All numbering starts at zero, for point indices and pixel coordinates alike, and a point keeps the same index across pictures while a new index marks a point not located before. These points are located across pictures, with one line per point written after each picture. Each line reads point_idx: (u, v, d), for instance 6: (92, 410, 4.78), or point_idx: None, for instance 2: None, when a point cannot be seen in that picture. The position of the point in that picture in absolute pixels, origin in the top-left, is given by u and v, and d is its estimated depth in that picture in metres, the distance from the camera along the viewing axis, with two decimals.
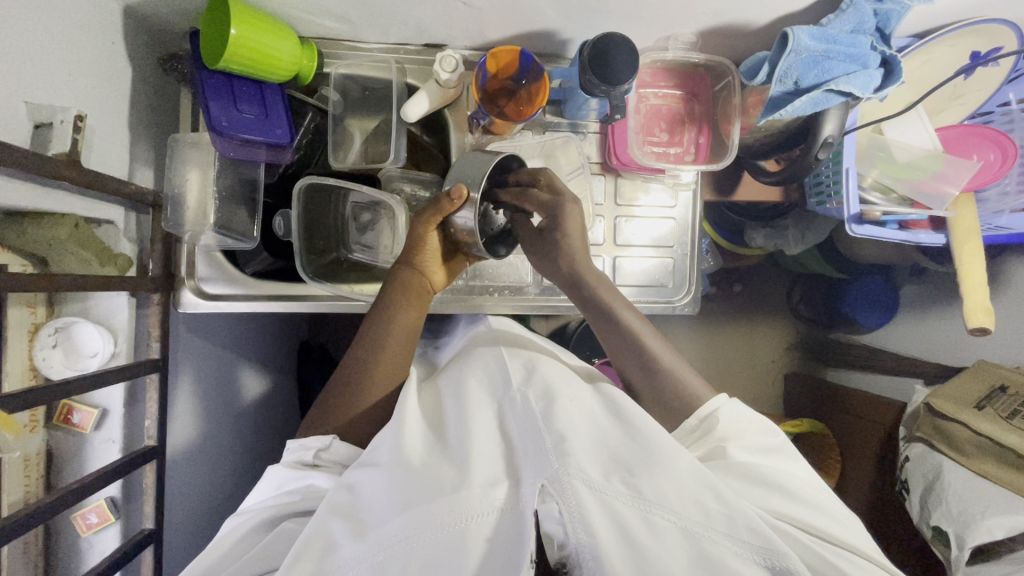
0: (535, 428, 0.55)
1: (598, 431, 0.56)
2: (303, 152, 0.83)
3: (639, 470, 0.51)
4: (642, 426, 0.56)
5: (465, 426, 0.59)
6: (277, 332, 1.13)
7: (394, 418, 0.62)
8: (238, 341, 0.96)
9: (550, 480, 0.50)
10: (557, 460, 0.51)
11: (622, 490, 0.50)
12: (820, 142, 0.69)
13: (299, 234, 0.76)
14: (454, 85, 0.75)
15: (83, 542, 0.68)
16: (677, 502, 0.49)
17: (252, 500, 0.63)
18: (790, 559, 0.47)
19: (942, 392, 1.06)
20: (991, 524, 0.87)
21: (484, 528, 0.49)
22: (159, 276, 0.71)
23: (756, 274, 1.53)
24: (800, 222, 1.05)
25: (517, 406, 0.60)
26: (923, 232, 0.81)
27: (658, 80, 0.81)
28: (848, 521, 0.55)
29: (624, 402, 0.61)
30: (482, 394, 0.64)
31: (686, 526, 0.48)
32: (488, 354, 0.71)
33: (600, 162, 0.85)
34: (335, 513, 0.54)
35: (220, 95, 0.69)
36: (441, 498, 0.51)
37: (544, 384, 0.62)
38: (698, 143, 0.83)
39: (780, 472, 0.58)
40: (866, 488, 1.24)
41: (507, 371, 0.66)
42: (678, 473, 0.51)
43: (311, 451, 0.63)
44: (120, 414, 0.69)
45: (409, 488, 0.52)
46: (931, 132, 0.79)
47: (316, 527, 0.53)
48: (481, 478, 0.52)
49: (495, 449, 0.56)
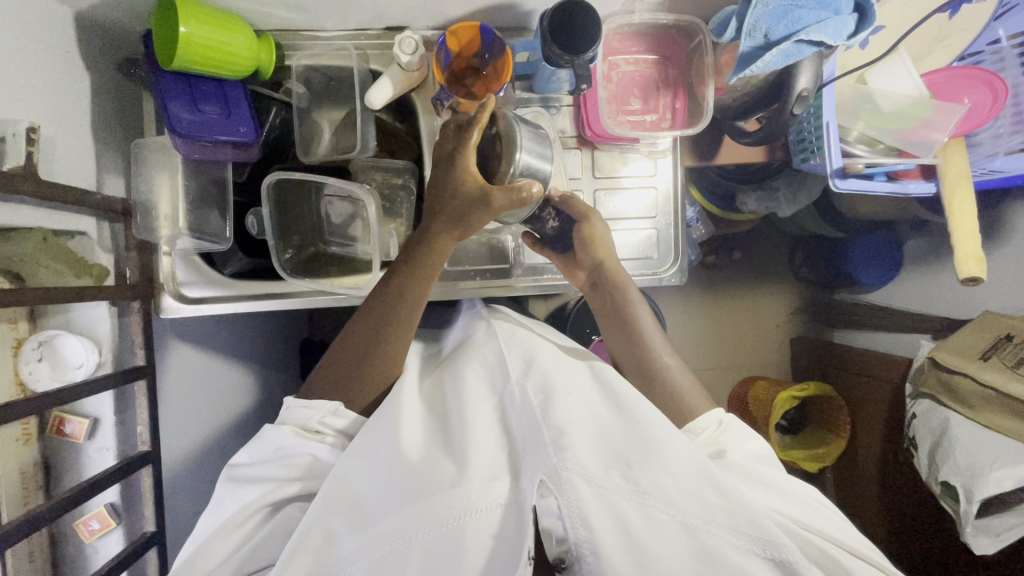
0: (534, 422, 0.56)
1: (598, 424, 0.58)
2: (273, 148, 0.82)
3: (638, 463, 0.53)
4: (640, 415, 0.58)
5: (465, 418, 0.60)
6: (279, 330, 1.16)
7: (387, 410, 0.62)
8: (234, 342, 0.98)
9: (550, 475, 0.51)
10: (556, 453, 0.52)
11: (622, 484, 0.52)
12: (795, 95, 0.65)
13: (274, 232, 0.73)
14: (417, 67, 0.73)
15: (87, 548, 0.70)
16: (677, 494, 0.52)
17: (247, 460, 0.64)
18: (789, 552, 0.49)
19: (948, 346, 1.08)
20: (1000, 476, 0.89)
21: (489, 523, 0.51)
22: (137, 284, 0.70)
23: (756, 239, 1.55)
24: (792, 181, 1.05)
25: (516, 401, 0.61)
26: (913, 183, 0.78)
27: (628, 45, 0.79)
28: (831, 515, 0.61)
29: (624, 389, 0.63)
30: (481, 385, 0.65)
31: (685, 520, 0.51)
32: (485, 346, 0.71)
33: (575, 136, 0.82)
34: (334, 509, 0.54)
35: (179, 95, 0.68)
36: (442, 493, 0.52)
37: (543, 377, 0.63)
38: (674, 109, 0.80)
39: (772, 475, 0.62)
40: (878, 443, 1.27)
41: (506, 364, 0.66)
42: (676, 466, 0.53)
43: (314, 417, 0.64)
44: (112, 422, 0.70)
45: (408, 485, 0.53)
46: (915, 78, 0.77)
47: (314, 521, 0.54)
48: (480, 472, 0.53)
49: (495, 441, 0.58)
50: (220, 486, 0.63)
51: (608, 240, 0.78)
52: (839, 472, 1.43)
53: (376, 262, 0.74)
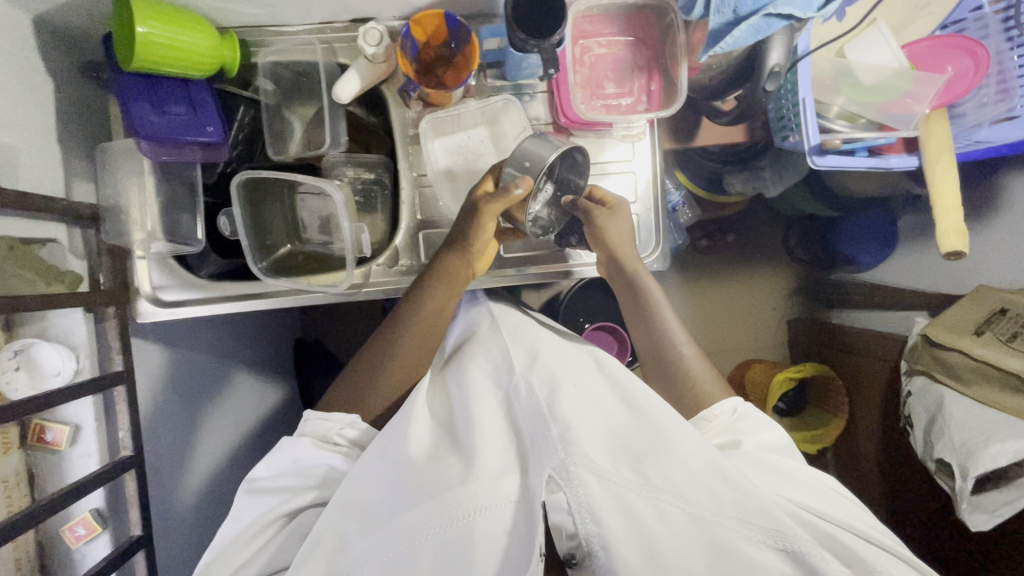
0: (540, 418, 0.58)
1: (606, 421, 0.60)
2: (245, 147, 0.81)
3: (647, 457, 0.55)
4: (647, 410, 0.60)
5: (475, 419, 0.63)
6: (270, 330, 1.16)
7: (398, 418, 0.65)
8: (222, 344, 0.98)
9: (557, 469, 0.53)
10: (562, 448, 0.54)
11: (630, 478, 0.53)
12: (767, 72, 0.64)
13: (246, 231, 0.72)
14: (384, 58, 0.72)
15: (75, 554, 0.70)
16: (686, 486, 0.52)
17: (261, 470, 0.65)
18: (803, 542, 0.49)
19: (941, 321, 1.05)
20: (995, 452, 0.88)
21: (502, 522, 0.53)
22: (112, 290, 0.70)
23: (749, 221, 1.53)
24: (778, 162, 1.04)
25: (522, 397, 0.63)
26: (895, 157, 0.76)
27: (599, 28, 0.78)
28: (851, 506, 0.60)
29: (631, 386, 0.65)
30: (491, 387, 0.68)
31: (695, 513, 0.51)
32: (493, 343, 0.74)
33: (551, 124, 0.80)
34: (347, 511, 0.57)
35: (143, 96, 0.68)
36: (451, 491, 0.54)
37: (547, 374, 0.65)
38: (650, 91, 0.78)
39: (786, 468, 0.62)
40: (877, 421, 1.27)
41: (511, 362, 0.69)
42: (684, 458, 0.54)
43: (332, 429, 0.66)
44: (94, 429, 0.70)
45: (419, 485, 0.56)
46: (894, 49, 0.75)
47: (328, 523, 0.57)
48: (489, 470, 0.55)
49: (504, 439, 0.60)
50: (237, 495, 0.65)
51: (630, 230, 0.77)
52: (839, 452, 1.43)
53: (349, 259, 0.71)
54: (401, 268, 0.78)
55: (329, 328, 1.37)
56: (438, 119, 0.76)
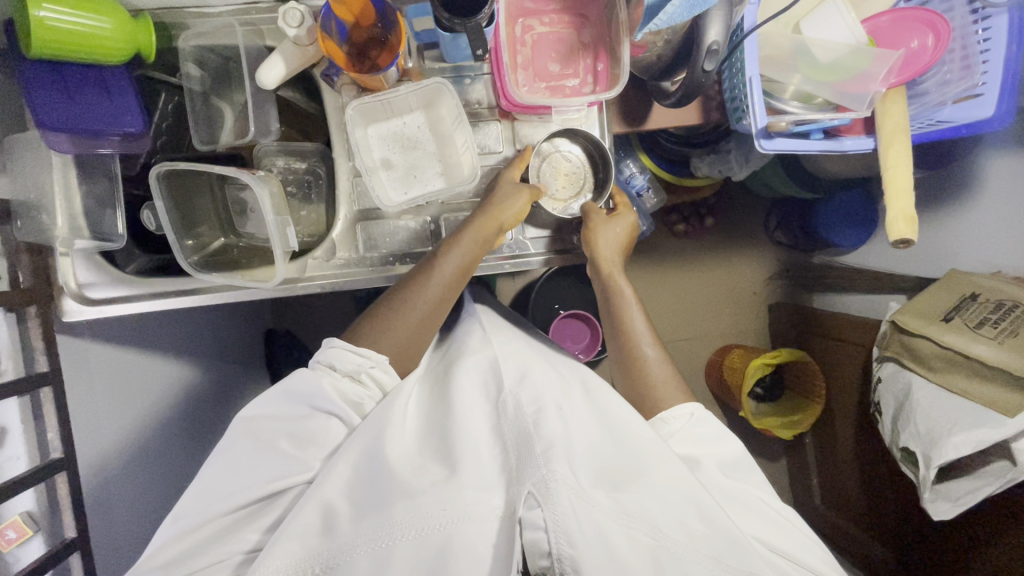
0: (525, 434, 0.58)
1: (590, 439, 0.60)
2: (173, 134, 0.78)
3: (627, 485, 0.55)
4: (630, 432, 0.61)
5: (459, 427, 0.62)
6: (235, 322, 1.15)
7: (378, 414, 0.62)
8: (179, 339, 0.96)
9: (538, 487, 0.52)
10: (546, 465, 0.53)
11: (611, 504, 0.53)
12: (704, 50, 0.60)
13: (172, 226, 0.69)
14: (310, 41, 0.68)
15: (7, 558, 0.67)
16: (663, 517, 0.54)
17: (266, 406, 0.62)
18: None
19: (910, 307, 1.02)
20: (958, 441, 0.86)
21: (487, 534, 0.53)
22: (31, 289, 0.67)
23: (727, 204, 1.50)
24: (744, 144, 1.00)
25: (509, 412, 0.62)
26: (850, 139, 0.73)
27: (541, 5, 0.74)
28: (810, 542, 0.63)
29: (616, 407, 0.65)
30: (477, 397, 0.67)
31: (670, 547, 0.53)
32: (482, 359, 0.73)
33: (496, 107, 0.76)
34: (324, 507, 0.55)
35: (50, 84, 0.64)
36: (431, 498, 0.53)
37: (533, 391, 0.65)
38: (596, 71, 0.75)
39: (753, 497, 0.63)
40: (852, 405, 1.25)
41: (499, 375, 0.69)
42: (661, 489, 0.56)
43: (360, 369, 0.66)
44: (20, 431, 0.68)
45: (397, 490, 0.55)
46: (851, 25, 0.71)
47: (303, 512, 0.55)
48: (471, 481, 0.55)
49: (487, 452, 0.59)
50: (232, 437, 0.60)
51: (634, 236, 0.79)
52: (818, 437, 1.42)
53: (278, 254, 0.68)
54: (340, 261, 0.75)
55: (295, 320, 1.35)
56: (365, 104, 0.71)
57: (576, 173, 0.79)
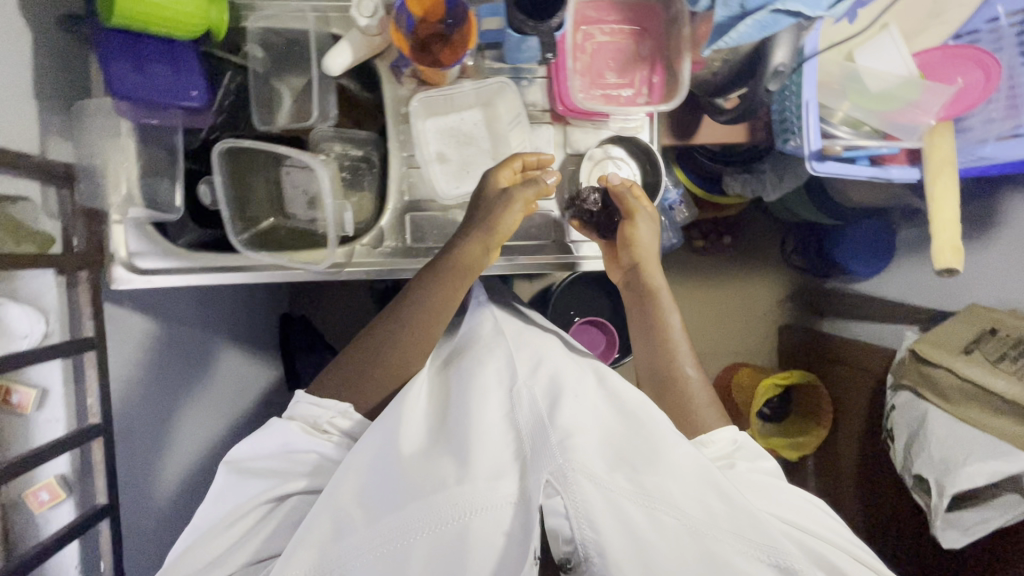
0: (539, 424, 0.59)
1: (604, 428, 0.61)
2: (230, 114, 0.78)
3: (645, 467, 0.56)
4: (644, 418, 0.61)
5: (471, 416, 0.62)
6: (257, 304, 1.16)
7: (389, 410, 0.64)
8: (208, 316, 0.96)
9: (554, 475, 0.54)
10: (560, 454, 0.55)
11: (627, 486, 0.54)
12: (771, 71, 0.63)
13: (226, 201, 0.70)
14: (378, 31, 0.69)
15: (38, 519, 0.69)
16: (681, 498, 0.54)
17: (249, 450, 0.65)
18: (791, 557, 0.52)
19: (931, 336, 1.03)
20: (972, 471, 0.88)
21: (501, 522, 0.54)
22: (83, 253, 0.68)
23: (746, 225, 1.52)
24: (778, 164, 1.02)
25: (522, 402, 0.63)
26: (896, 168, 0.75)
27: (604, 14, 0.76)
28: (830, 519, 0.62)
29: (630, 395, 0.65)
30: (491, 383, 0.67)
31: (691, 526, 0.53)
32: (496, 349, 0.73)
33: (549, 110, 0.77)
34: (337, 503, 0.56)
35: (125, 54, 0.66)
36: (445, 492, 0.54)
37: (547, 382, 0.65)
38: (651, 83, 0.77)
39: (776, 483, 0.63)
40: (858, 430, 1.27)
41: (512, 364, 0.69)
42: (680, 471, 0.56)
43: (323, 416, 0.66)
44: (61, 393, 0.69)
45: (412, 483, 0.56)
46: (906, 57, 0.73)
47: (319, 515, 0.55)
48: (484, 470, 0.56)
49: (501, 440, 0.60)
50: (219, 478, 0.64)
51: (654, 240, 0.78)
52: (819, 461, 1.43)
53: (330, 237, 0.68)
54: (386, 250, 0.76)
55: (312, 308, 1.35)
56: (430, 97, 0.73)
57: (627, 179, 0.80)
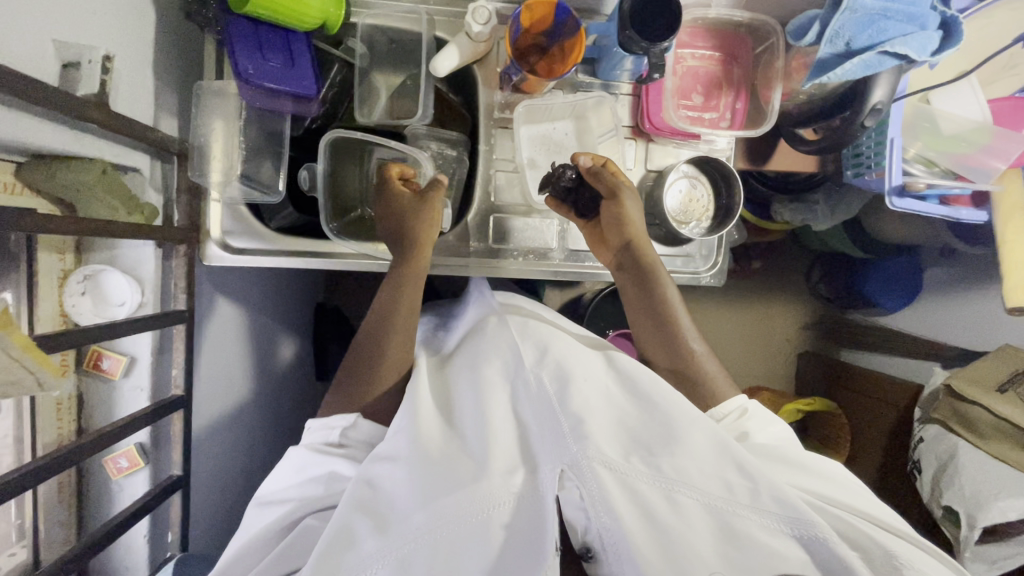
0: (551, 412, 0.57)
1: (618, 413, 0.59)
2: (331, 104, 0.82)
3: (661, 449, 0.55)
4: (656, 399, 0.60)
5: (483, 409, 0.61)
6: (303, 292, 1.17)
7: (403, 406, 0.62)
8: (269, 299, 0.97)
9: (570, 465, 0.52)
10: (576, 443, 0.53)
11: (643, 469, 0.53)
12: (869, 107, 0.66)
13: (323, 191, 0.74)
14: (486, 38, 0.72)
15: (114, 485, 0.70)
16: (699, 478, 0.53)
17: (275, 483, 0.64)
18: (817, 526, 0.50)
19: (965, 372, 1.06)
20: (1004, 506, 0.91)
21: (517, 511, 0.52)
22: (184, 228, 0.69)
23: (776, 252, 1.56)
24: (831, 196, 1.06)
25: (530, 390, 0.61)
26: (965, 209, 0.79)
27: (696, 39, 0.78)
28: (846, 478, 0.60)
29: (643, 376, 0.63)
30: (499, 375, 0.65)
31: (709, 503, 0.52)
32: (501, 335, 0.70)
33: (631, 126, 0.80)
34: (359, 509, 0.53)
35: (247, 41, 0.67)
36: (462, 489, 0.52)
37: (558, 366, 0.63)
38: (734, 109, 0.80)
39: (794, 453, 0.62)
40: (875, 460, 1.30)
41: (518, 351, 0.67)
42: (697, 450, 0.54)
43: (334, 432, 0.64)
44: (148, 362, 0.70)
45: (429, 479, 0.53)
46: (982, 104, 0.76)
47: (339, 523, 0.52)
48: (499, 466, 0.54)
49: (511, 434, 0.59)
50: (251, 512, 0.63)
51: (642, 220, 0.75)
52: None
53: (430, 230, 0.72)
54: (468, 249, 0.79)
55: None
56: (533, 105, 0.76)
57: (699, 200, 0.82)
